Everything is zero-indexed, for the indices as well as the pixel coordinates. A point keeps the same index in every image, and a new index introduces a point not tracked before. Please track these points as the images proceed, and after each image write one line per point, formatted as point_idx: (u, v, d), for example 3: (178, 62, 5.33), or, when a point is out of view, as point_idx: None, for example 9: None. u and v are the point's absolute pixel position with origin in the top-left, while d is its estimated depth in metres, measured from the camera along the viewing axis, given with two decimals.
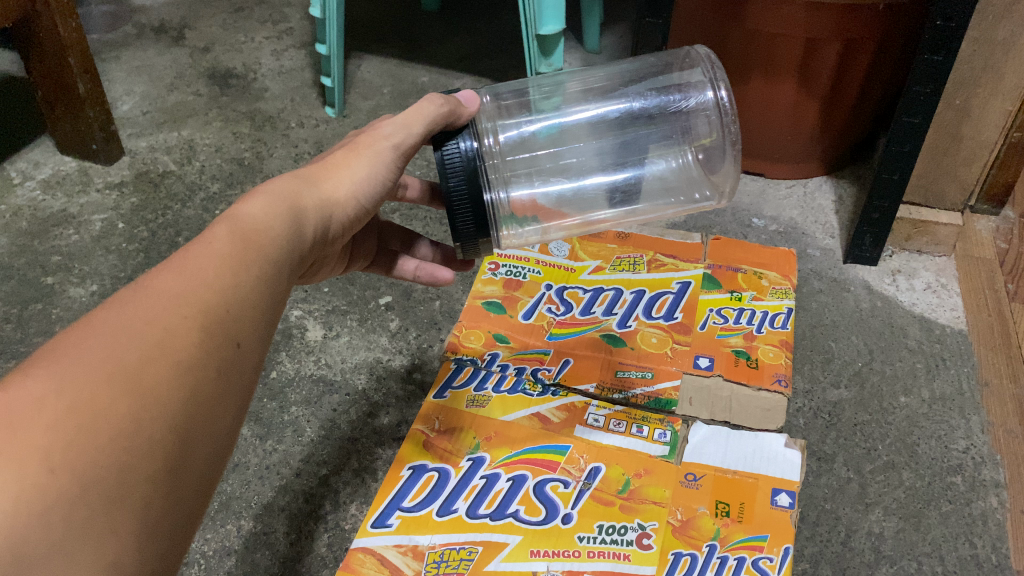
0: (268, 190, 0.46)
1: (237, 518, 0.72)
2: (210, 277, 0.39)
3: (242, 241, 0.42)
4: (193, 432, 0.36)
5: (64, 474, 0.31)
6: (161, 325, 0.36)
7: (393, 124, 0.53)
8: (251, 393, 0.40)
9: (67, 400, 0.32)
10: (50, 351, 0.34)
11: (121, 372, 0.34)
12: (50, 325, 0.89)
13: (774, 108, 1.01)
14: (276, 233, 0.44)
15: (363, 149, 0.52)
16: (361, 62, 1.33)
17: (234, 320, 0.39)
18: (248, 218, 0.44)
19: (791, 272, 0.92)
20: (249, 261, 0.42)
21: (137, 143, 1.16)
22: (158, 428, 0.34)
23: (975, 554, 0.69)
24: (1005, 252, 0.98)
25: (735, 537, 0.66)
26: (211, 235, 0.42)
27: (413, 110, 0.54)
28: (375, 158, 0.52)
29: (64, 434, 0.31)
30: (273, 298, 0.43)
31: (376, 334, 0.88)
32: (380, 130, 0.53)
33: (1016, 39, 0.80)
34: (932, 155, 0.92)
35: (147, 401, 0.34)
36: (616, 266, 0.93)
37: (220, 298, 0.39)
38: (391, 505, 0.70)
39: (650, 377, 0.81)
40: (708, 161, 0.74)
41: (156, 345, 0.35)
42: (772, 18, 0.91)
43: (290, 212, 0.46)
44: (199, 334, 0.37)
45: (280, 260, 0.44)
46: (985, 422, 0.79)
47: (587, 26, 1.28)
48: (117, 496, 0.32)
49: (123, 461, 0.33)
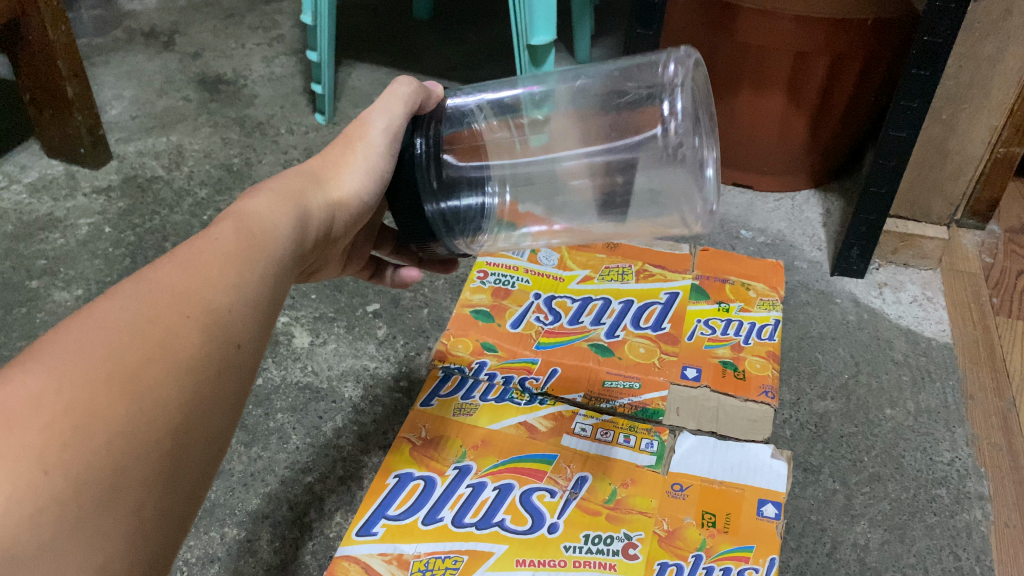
0: (274, 189, 0.47)
1: (220, 526, 0.71)
2: (214, 274, 0.39)
3: (247, 238, 0.42)
4: (191, 434, 0.35)
5: (59, 476, 0.30)
6: (161, 324, 0.36)
7: (378, 112, 0.55)
8: (248, 396, 0.39)
9: (65, 400, 0.32)
10: (51, 344, 0.34)
11: (120, 372, 0.33)
12: (34, 328, 0.88)
13: (762, 120, 1.02)
14: (282, 232, 0.45)
15: (357, 141, 0.53)
16: (352, 70, 1.33)
17: (235, 320, 0.39)
18: (255, 215, 0.44)
19: (779, 284, 0.92)
20: (252, 260, 0.42)
21: (125, 148, 1.16)
22: (156, 432, 0.33)
23: (960, 566, 0.69)
24: (990, 266, 0.99)
25: (720, 548, 0.66)
26: (217, 229, 0.42)
27: (388, 96, 0.56)
28: (369, 149, 0.53)
29: (59, 435, 0.31)
30: (275, 296, 0.43)
31: (363, 342, 0.88)
32: (371, 121, 0.54)
33: (1002, 56, 0.82)
34: (919, 170, 0.93)
35: (146, 403, 0.33)
36: (605, 275, 0.94)
37: (223, 298, 0.39)
38: (376, 513, 0.69)
39: (638, 387, 0.81)
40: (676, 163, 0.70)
41: (156, 346, 0.35)
42: (760, 30, 0.92)
43: (297, 211, 0.47)
44: (201, 335, 0.37)
45: (283, 257, 0.44)
46: (969, 435, 0.79)
47: (577, 40, 1.28)
48: (109, 498, 0.32)
49: (119, 463, 0.32)
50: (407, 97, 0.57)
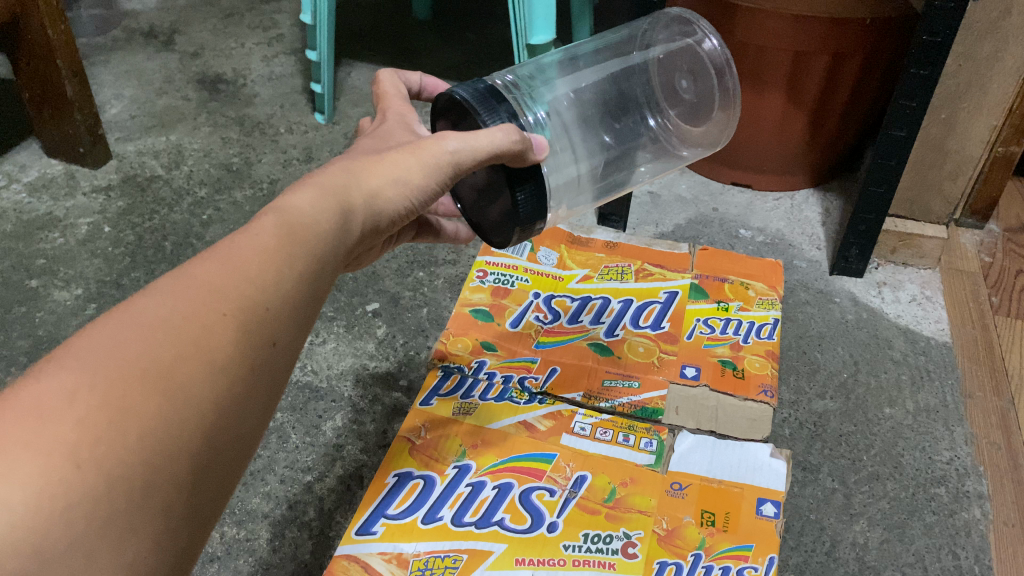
0: (319, 183, 0.44)
1: (220, 524, 0.71)
2: (253, 271, 0.38)
3: (289, 236, 0.40)
4: (223, 433, 0.35)
5: (91, 471, 0.31)
6: (197, 321, 0.35)
7: (459, 140, 0.48)
8: (280, 397, 0.39)
9: (100, 396, 0.32)
10: (87, 340, 0.33)
11: (155, 370, 0.33)
12: (33, 328, 0.88)
13: (763, 119, 1.02)
14: (323, 229, 0.42)
15: (418, 153, 0.47)
16: (351, 70, 1.33)
17: (273, 318, 0.38)
18: (298, 210, 0.41)
19: (778, 283, 0.92)
20: (294, 256, 0.40)
21: (125, 147, 1.16)
22: (188, 431, 0.34)
23: (959, 565, 0.69)
24: (989, 265, 1.00)
25: (720, 547, 0.66)
26: (260, 225, 0.40)
27: (483, 135, 0.49)
28: (430, 168, 0.48)
29: (93, 430, 0.31)
30: (315, 294, 0.41)
31: (362, 341, 0.88)
32: (445, 144, 0.48)
33: (1000, 54, 0.82)
34: (918, 169, 0.93)
35: (178, 402, 0.33)
36: (604, 274, 0.94)
37: (261, 295, 0.38)
38: (375, 512, 0.69)
39: (637, 386, 0.81)
40: (693, 113, 0.83)
41: (191, 344, 0.35)
42: (760, 30, 0.92)
43: (339, 207, 0.43)
44: (236, 333, 0.36)
45: (327, 255, 0.42)
46: (968, 434, 0.80)
47: (577, 33, 1.26)
48: (141, 496, 0.32)
49: (150, 461, 0.32)
50: (503, 150, 0.49)
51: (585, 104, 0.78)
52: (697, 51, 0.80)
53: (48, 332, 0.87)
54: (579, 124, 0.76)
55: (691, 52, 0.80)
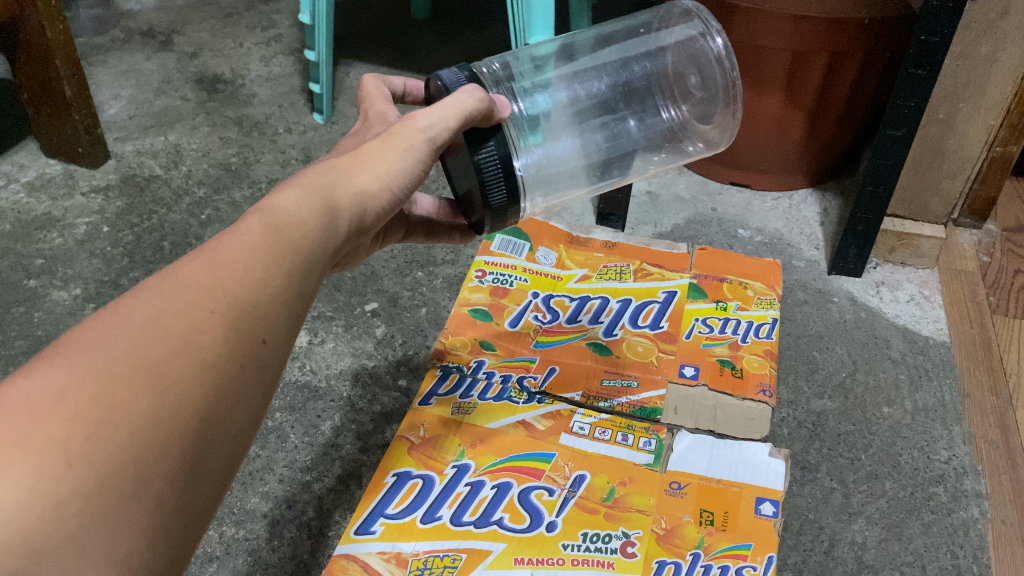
0: (304, 182, 0.44)
1: (220, 524, 0.71)
2: (240, 271, 0.38)
3: (275, 235, 0.40)
4: (214, 429, 0.35)
5: (82, 468, 0.31)
6: (186, 319, 0.35)
7: (430, 116, 0.49)
8: (272, 396, 0.39)
9: (90, 392, 0.32)
10: (75, 338, 0.33)
11: (143, 367, 0.33)
12: (31, 328, 0.88)
13: (761, 119, 1.03)
14: (310, 228, 0.42)
15: (399, 142, 0.48)
16: (350, 70, 1.33)
17: (261, 317, 0.38)
18: (283, 210, 0.42)
19: (777, 282, 0.92)
20: (281, 255, 0.40)
21: (123, 147, 1.16)
22: (178, 426, 0.34)
23: (957, 564, 0.69)
24: (987, 264, 1.00)
25: (719, 546, 0.66)
26: (245, 225, 0.40)
27: (448, 102, 0.51)
28: (410, 152, 0.48)
29: (83, 428, 0.31)
30: (304, 293, 0.41)
31: (361, 340, 0.88)
32: (418, 122, 0.49)
33: (998, 55, 0.82)
34: (916, 168, 0.94)
35: (168, 398, 0.33)
36: (603, 274, 0.94)
37: (248, 292, 0.38)
38: (374, 512, 0.69)
39: (635, 386, 0.81)
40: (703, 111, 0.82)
41: (180, 341, 0.35)
42: (759, 30, 0.92)
43: (327, 206, 0.44)
44: (224, 331, 0.36)
45: (314, 253, 0.42)
46: (966, 433, 0.80)
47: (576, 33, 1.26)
48: (133, 492, 0.32)
49: (141, 458, 0.32)
50: (470, 109, 0.51)
51: (585, 103, 0.78)
52: (699, 44, 0.78)
53: (47, 333, 0.87)
54: (575, 123, 0.76)
55: (693, 45, 0.79)
